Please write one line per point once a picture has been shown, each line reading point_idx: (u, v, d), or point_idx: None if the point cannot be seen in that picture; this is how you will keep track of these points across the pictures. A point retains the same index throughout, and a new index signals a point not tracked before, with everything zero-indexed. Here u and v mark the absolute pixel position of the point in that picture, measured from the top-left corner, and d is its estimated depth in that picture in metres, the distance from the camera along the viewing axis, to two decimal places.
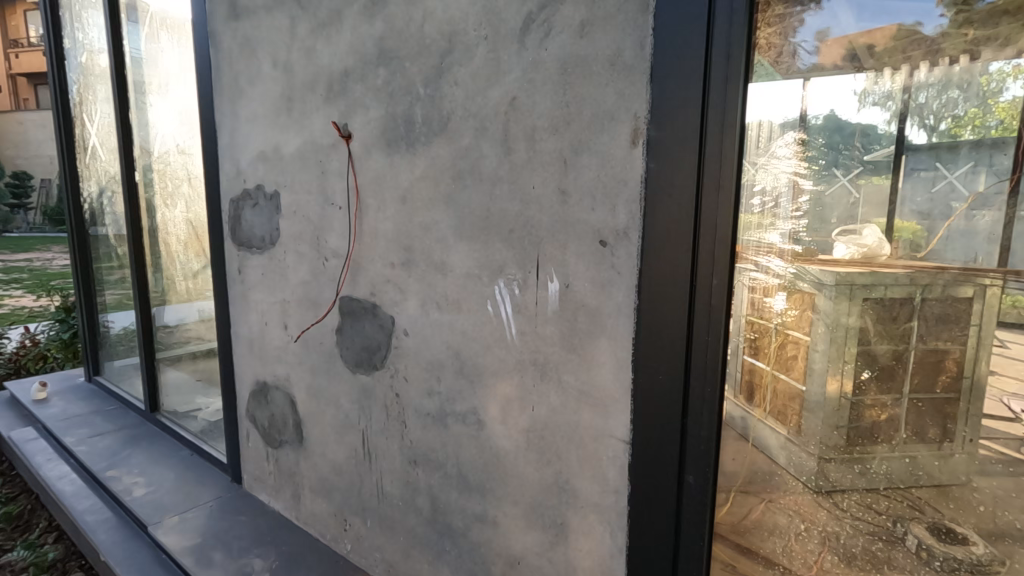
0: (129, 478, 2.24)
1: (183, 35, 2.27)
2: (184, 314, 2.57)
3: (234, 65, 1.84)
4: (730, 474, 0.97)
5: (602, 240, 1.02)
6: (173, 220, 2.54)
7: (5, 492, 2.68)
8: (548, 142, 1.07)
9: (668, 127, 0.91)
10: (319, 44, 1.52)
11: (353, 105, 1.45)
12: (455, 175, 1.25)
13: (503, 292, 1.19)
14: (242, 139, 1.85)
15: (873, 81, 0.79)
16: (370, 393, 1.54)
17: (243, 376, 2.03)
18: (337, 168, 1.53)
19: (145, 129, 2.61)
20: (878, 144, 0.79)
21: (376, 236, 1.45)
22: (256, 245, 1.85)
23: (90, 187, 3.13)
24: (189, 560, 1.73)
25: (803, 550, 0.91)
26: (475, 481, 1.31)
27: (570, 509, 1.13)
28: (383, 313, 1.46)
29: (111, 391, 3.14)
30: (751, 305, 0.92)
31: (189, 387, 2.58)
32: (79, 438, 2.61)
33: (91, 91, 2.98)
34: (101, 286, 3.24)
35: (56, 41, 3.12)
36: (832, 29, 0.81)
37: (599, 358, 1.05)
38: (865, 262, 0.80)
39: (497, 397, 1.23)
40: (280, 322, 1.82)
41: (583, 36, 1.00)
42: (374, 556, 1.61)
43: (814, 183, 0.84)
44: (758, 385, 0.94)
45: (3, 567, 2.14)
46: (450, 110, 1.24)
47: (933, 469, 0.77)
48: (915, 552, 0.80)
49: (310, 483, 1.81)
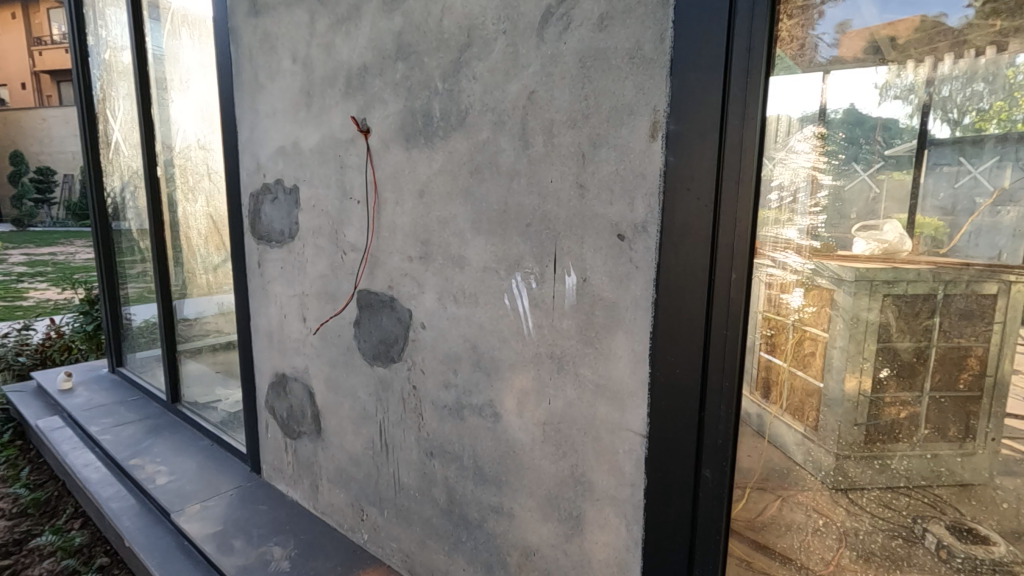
0: (151, 467, 2.29)
1: (204, 32, 2.30)
2: (204, 308, 2.61)
3: (254, 60, 1.86)
4: (746, 470, 0.97)
5: (619, 233, 1.02)
6: (194, 214, 2.58)
7: (33, 479, 2.76)
8: (567, 136, 1.07)
9: (687, 120, 0.91)
10: (339, 40, 1.54)
11: (372, 99, 1.47)
12: (473, 169, 1.26)
13: (520, 286, 1.20)
14: (262, 134, 1.87)
15: (895, 74, 0.77)
16: (387, 385, 1.56)
17: (263, 368, 2.06)
18: (356, 163, 1.54)
19: (167, 125, 2.65)
20: (899, 138, 0.77)
21: (394, 229, 1.46)
22: (275, 239, 1.88)
23: (114, 182, 3.18)
24: (210, 547, 1.77)
25: (820, 546, 0.92)
26: (492, 473, 1.32)
27: (586, 502, 1.13)
28: (400, 306, 1.48)
29: (134, 381, 3.21)
30: (767, 301, 0.92)
31: (208, 378, 2.63)
32: (103, 428, 2.67)
33: (114, 87, 3.04)
34: (124, 279, 3.30)
35: (80, 38, 3.17)
36: (853, 21, 0.80)
37: (617, 351, 1.05)
38: (886, 258, 0.79)
39: (513, 390, 1.24)
40: (299, 315, 1.85)
41: (602, 29, 1.00)
42: (391, 547, 1.64)
43: (834, 178, 0.83)
44: (775, 382, 0.93)
45: (32, 551, 2.21)
46: (468, 104, 1.25)
47: (955, 466, 0.76)
48: (935, 551, 0.80)
49: (328, 473, 1.83)
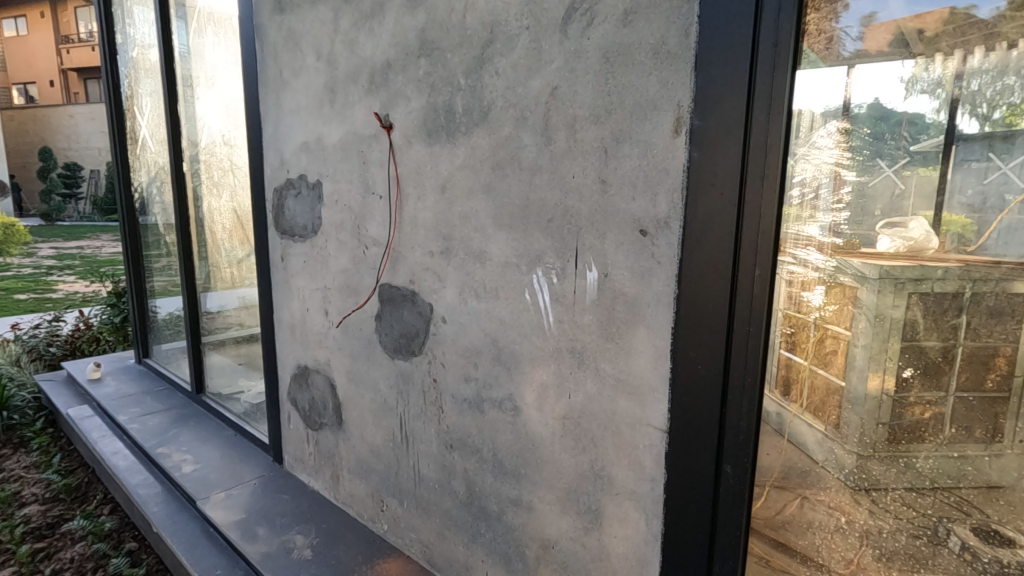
0: (178, 456, 2.35)
1: (229, 30, 2.34)
2: (227, 301, 2.66)
3: (278, 58, 1.89)
4: (765, 468, 0.97)
5: (642, 229, 1.02)
6: (218, 209, 2.63)
7: (64, 465, 2.84)
8: (590, 131, 1.08)
9: (711, 115, 0.90)
10: (362, 37, 1.55)
11: (394, 96, 1.48)
12: (494, 165, 1.27)
13: (541, 281, 1.20)
14: (286, 131, 1.90)
15: (922, 67, 0.76)
16: (407, 378, 1.58)
17: (285, 360, 2.10)
18: (378, 159, 1.56)
19: (193, 122, 2.70)
20: (926, 133, 0.76)
21: (415, 225, 1.48)
22: (298, 233, 1.91)
23: (141, 177, 3.25)
24: (235, 534, 1.82)
25: (842, 545, 0.91)
26: (511, 467, 1.33)
27: (605, 496, 1.14)
28: (421, 300, 1.50)
29: (160, 371, 3.29)
30: (788, 299, 0.92)
31: (231, 370, 2.68)
32: (131, 417, 2.74)
33: (141, 85, 3.10)
34: (150, 272, 3.38)
35: (109, 35, 3.23)
36: (878, 14, 0.80)
37: (638, 347, 1.05)
38: (911, 255, 0.78)
39: (533, 384, 1.25)
40: (321, 308, 1.87)
41: (626, 25, 1.00)
42: (410, 537, 1.66)
43: (857, 174, 0.83)
44: (795, 380, 0.93)
45: (64, 534, 2.28)
46: (491, 100, 1.26)
47: (983, 466, 0.75)
48: (959, 553, 0.79)
49: (349, 465, 1.86)
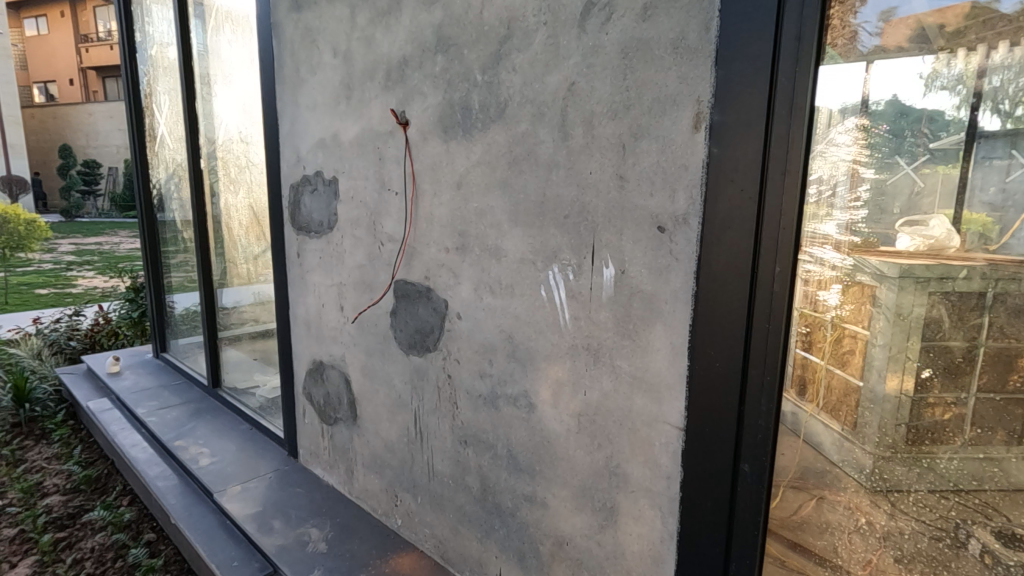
0: (195, 449, 2.38)
1: (246, 27, 2.36)
2: (243, 297, 2.69)
3: (295, 55, 1.90)
4: (781, 468, 0.97)
5: (660, 225, 1.01)
6: (235, 205, 2.66)
7: (85, 457, 2.89)
8: (607, 127, 1.07)
9: (731, 110, 0.89)
10: (379, 33, 1.56)
11: (411, 92, 1.49)
12: (511, 161, 1.27)
13: (556, 278, 1.20)
14: (303, 127, 1.91)
15: (943, 63, 0.75)
16: (422, 374, 1.58)
17: (301, 355, 2.12)
18: (394, 155, 1.57)
19: (210, 119, 2.73)
20: (945, 131, 0.75)
21: (431, 221, 1.48)
22: (314, 229, 1.93)
23: (159, 174, 3.29)
24: (251, 526, 1.84)
25: (860, 545, 0.91)
26: (526, 463, 1.33)
27: (620, 493, 1.14)
28: (436, 296, 1.50)
29: (177, 365, 3.33)
30: (804, 298, 0.91)
31: (247, 364, 2.71)
32: (149, 410, 2.78)
33: (159, 83, 3.14)
34: (168, 269, 3.42)
35: (129, 35, 3.28)
36: (899, 9, 0.79)
37: (655, 344, 1.05)
38: (931, 254, 0.77)
39: (549, 380, 1.25)
40: (336, 304, 1.89)
41: (645, 19, 0.99)
42: (424, 532, 1.67)
43: (876, 171, 0.82)
44: (811, 380, 0.92)
45: (84, 524, 2.32)
46: (508, 96, 1.26)
47: (1006, 469, 0.74)
48: (979, 557, 0.78)
49: (363, 459, 1.88)
